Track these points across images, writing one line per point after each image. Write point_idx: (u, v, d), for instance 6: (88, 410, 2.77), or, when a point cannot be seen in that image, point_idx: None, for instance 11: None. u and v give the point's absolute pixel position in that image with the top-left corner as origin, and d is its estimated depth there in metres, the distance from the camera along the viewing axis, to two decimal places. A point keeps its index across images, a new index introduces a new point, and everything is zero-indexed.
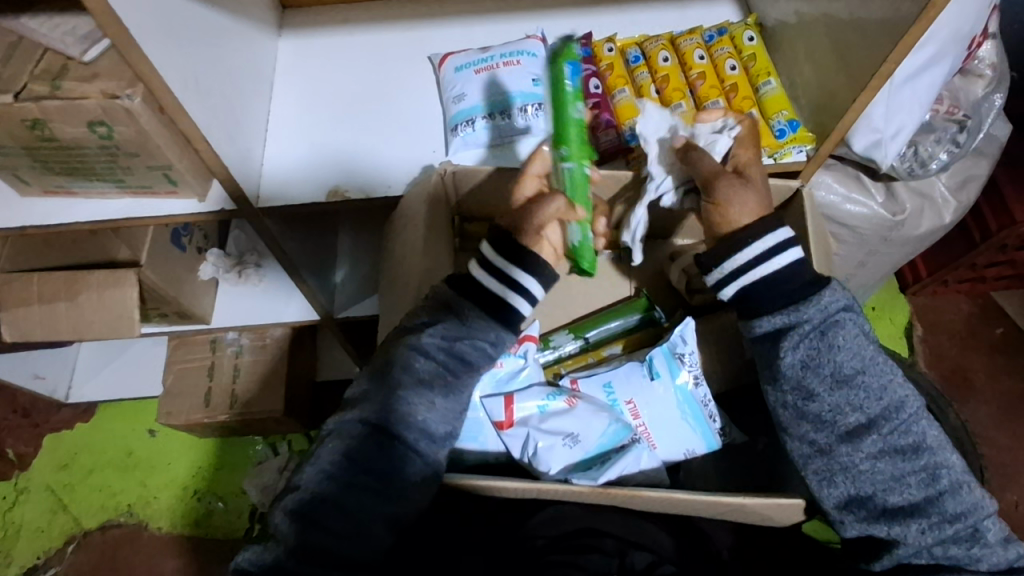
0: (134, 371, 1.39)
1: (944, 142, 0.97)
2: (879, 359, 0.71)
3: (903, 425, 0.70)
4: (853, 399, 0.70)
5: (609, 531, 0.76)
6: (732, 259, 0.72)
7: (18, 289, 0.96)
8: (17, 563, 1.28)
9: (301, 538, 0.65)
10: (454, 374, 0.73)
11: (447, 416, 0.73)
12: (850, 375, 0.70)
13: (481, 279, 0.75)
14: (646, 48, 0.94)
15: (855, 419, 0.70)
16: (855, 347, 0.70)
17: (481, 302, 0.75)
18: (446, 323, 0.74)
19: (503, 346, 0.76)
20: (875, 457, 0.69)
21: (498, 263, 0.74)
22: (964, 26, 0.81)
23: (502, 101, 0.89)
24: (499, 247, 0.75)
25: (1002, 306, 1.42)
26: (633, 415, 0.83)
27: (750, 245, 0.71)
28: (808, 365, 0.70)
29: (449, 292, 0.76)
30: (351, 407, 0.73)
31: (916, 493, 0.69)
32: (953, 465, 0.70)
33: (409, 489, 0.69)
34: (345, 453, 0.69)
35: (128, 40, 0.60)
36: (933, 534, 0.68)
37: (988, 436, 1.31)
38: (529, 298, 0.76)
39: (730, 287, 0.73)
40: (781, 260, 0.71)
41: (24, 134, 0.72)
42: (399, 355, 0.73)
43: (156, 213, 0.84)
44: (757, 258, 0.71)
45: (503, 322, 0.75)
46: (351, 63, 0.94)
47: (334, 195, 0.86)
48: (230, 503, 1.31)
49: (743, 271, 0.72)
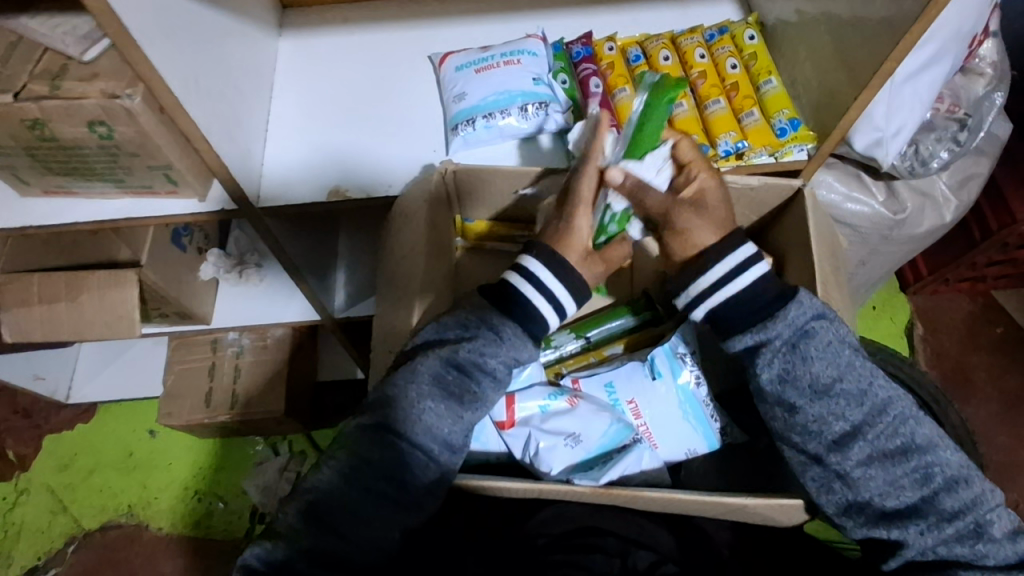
0: (135, 372, 1.39)
1: (944, 141, 0.96)
2: (857, 363, 0.71)
3: (889, 429, 0.70)
4: (835, 408, 0.70)
5: (610, 529, 0.76)
6: (697, 283, 0.71)
7: (18, 290, 0.95)
8: (17, 564, 1.28)
9: (312, 541, 0.65)
10: (480, 388, 0.72)
11: (467, 429, 0.72)
12: (828, 385, 0.70)
13: (513, 287, 0.73)
14: (646, 48, 0.93)
15: (841, 428, 0.70)
16: (830, 356, 0.70)
17: (511, 313, 0.73)
18: (479, 336, 0.73)
19: (529, 360, 0.75)
20: (865, 464, 0.69)
21: (543, 274, 0.72)
22: (965, 24, 0.81)
23: (503, 100, 0.87)
24: (538, 258, 0.73)
25: (1002, 305, 1.42)
26: (635, 415, 0.83)
27: (711, 267, 0.70)
28: (786, 380, 0.70)
29: (483, 304, 0.75)
30: (370, 411, 0.72)
31: (911, 495, 0.69)
32: (947, 462, 0.70)
33: (423, 497, 0.70)
34: (361, 459, 0.69)
35: (129, 39, 0.60)
36: (933, 534, 0.68)
37: (988, 435, 1.31)
38: (560, 308, 0.74)
39: (700, 310, 0.72)
40: (745, 279, 0.70)
41: (23, 134, 0.72)
42: (430, 365, 0.71)
43: (157, 213, 0.84)
44: (719, 280, 0.70)
45: (535, 338, 0.74)
46: (351, 63, 0.94)
47: (334, 195, 0.85)
48: (230, 503, 1.31)
49: (713, 290, 0.71)
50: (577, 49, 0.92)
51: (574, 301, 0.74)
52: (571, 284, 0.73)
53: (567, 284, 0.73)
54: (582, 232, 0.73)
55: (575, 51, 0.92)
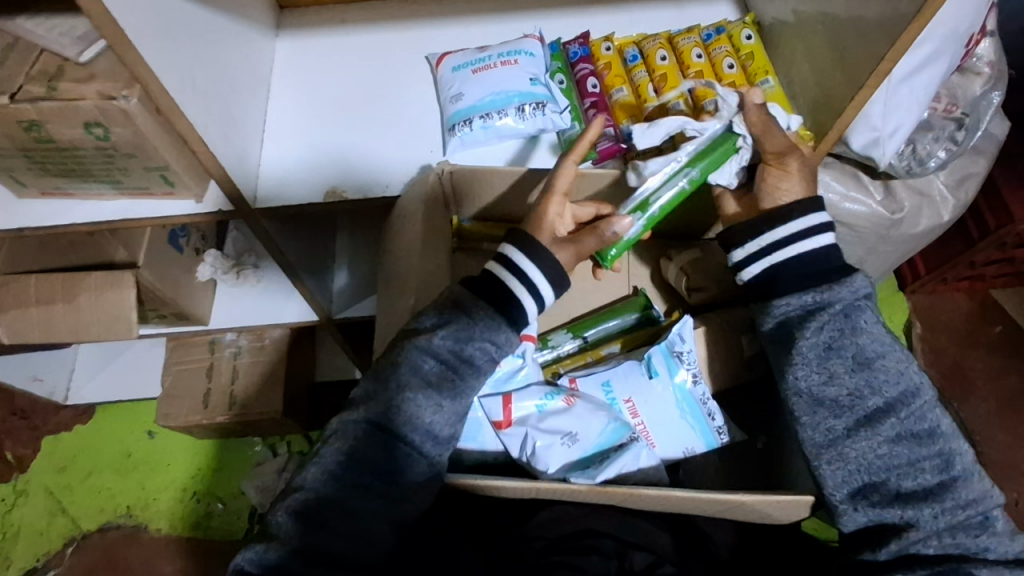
0: (133, 372, 1.39)
1: (941, 140, 0.97)
2: (897, 347, 0.73)
3: (919, 411, 0.70)
4: (873, 382, 0.71)
5: (606, 531, 0.76)
6: (769, 234, 0.76)
7: (16, 291, 0.95)
8: (16, 566, 1.28)
9: (304, 540, 0.65)
10: (460, 376, 0.72)
11: (451, 419, 0.72)
12: (870, 358, 0.71)
13: (495, 275, 0.74)
14: (643, 48, 0.93)
15: (874, 403, 0.71)
16: (876, 333, 0.72)
17: (489, 299, 0.74)
18: (455, 323, 0.73)
19: (510, 345, 0.74)
20: (892, 441, 0.69)
21: (517, 257, 0.73)
22: (962, 24, 0.80)
23: (500, 101, 0.87)
24: (517, 245, 0.74)
25: (1001, 304, 1.42)
26: (632, 414, 0.83)
27: (794, 219, 0.75)
28: (830, 348, 0.72)
29: (459, 290, 0.75)
30: (354, 407, 0.72)
31: (929, 478, 0.69)
32: (966, 453, 0.70)
33: (410, 490, 0.70)
34: (349, 454, 0.69)
35: (123, 39, 0.60)
36: (944, 519, 0.67)
37: (987, 434, 1.31)
38: (541, 298, 0.75)
39: (761, 263, 0.76)
40: (820, 240, 0.75)
41: (21, 135, 0.72)
42: (407, 356, 0.72)
43: (154, 215, 0.84)
44: (796, 234, 0.75)
45: (513, 322, 0.74)
46: (349, 64, 0.94)
47: (331, 196, 0.86)
48: (228, 504, 1.31)
49: (791, 241, 0.75)
50: (574, 49, 0.93)
51: (553, 287, 0.75)
52: (547, 267, 0.73)
53: (550, 275, 0.74)
54: (550, 214, 0.75)
55: (573, 51, 0.93)
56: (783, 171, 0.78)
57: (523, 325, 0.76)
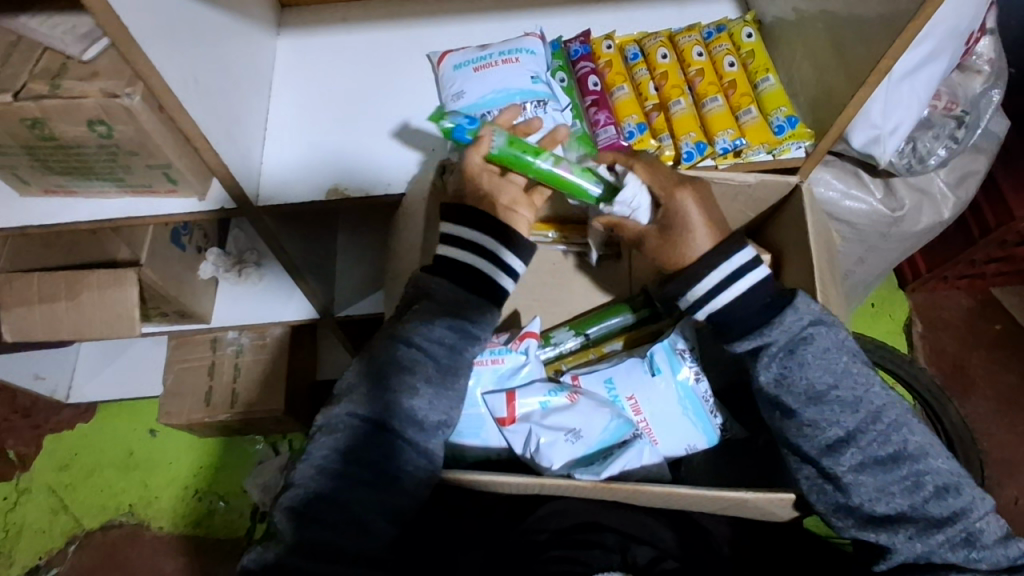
0: (135, 371, 1.39)
1: (942, 138, 0.96)
2: (854, 370, 0.71)
3: (883, 435, 0.69)
4: (829, 414, 0.70)
5: (609, 525, 0.76)
6: (693, 290, 0.75)
7: (19, 289, 0.96)
8: (18, 565, 1.28)
9: (298, 535, 0.66)
10: (442, 361, 0.73)
11: (438, 404, 0.72)
12: (823, 391, 0.70)
13: (462, 260, 0.76)
14: (645, 45, 0.94)
15: (834, 434, 0.69)
16: (824, 363, 0.70)
17: (465, 284, 0.75)
18: (431, 311, 0.74)
19: (488, 323, 0.76)
20: (856, 470, 0.68)
21: (477, 238, 0.76)
22: (963, 21, 0.81)
23: (501, 99, 0.88)
24: (476, 229, 0.76)
25: (1001, 302, 1.42)
26: (634, 411, 0.83)
27: (705, 275, 0.74)
28: (781, 383, 0.71)
29: (428, 276, 0.75)
30: (340, 401, 0.73)
31: (901, 502, 0.68)
32: (938, 470, 0.69)
33: (402, 477, 0.70)
34: (337, 448, 0.70)
35: (127, 37, 0.61)
36: (921, 542, 0.67)
37: (987, 431, 1.32)
38: (511, 273, 0.77)
39: (699, 314, 0.76)
40: (739, 288, 0.74)
41: (23, 134, 0.72)
42: (387, 346, 0.72)
43: (158, 213, 0.85)
44: (717, 285, 0.74)
45: (492, 300, 0.76)
46: (350, 63, 0.94)
47: (333, 194, 0.86)
48: (230, 502, 1.31)
49: (711, 295, 0.74)
50: (576, 47, 0.93)
51: (521, 260, 0.78)
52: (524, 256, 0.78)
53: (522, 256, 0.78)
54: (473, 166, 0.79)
55: (573, 49, 0.93)
56: (681, 232, 0.76)
57: (502, 301, 0.78)
